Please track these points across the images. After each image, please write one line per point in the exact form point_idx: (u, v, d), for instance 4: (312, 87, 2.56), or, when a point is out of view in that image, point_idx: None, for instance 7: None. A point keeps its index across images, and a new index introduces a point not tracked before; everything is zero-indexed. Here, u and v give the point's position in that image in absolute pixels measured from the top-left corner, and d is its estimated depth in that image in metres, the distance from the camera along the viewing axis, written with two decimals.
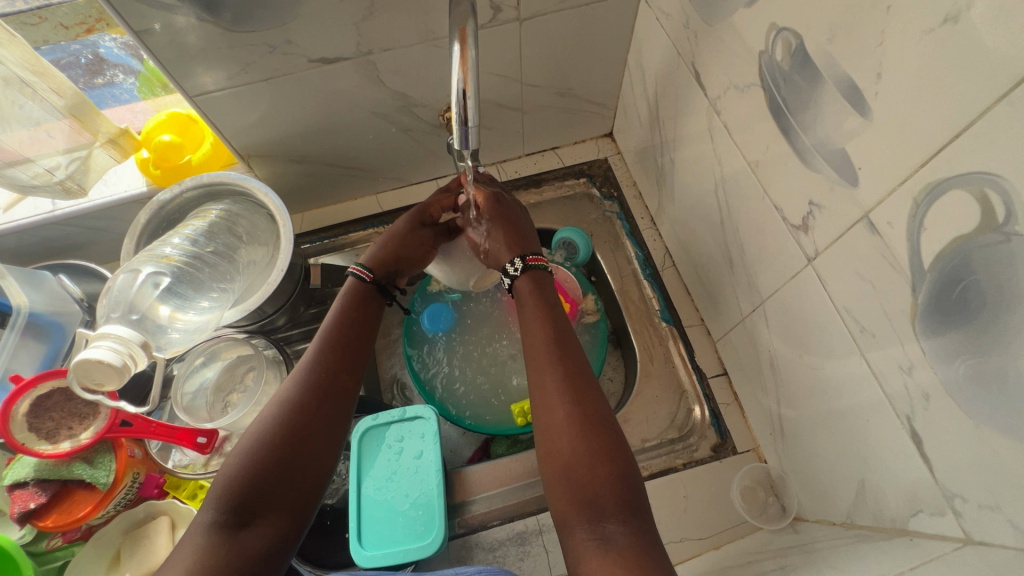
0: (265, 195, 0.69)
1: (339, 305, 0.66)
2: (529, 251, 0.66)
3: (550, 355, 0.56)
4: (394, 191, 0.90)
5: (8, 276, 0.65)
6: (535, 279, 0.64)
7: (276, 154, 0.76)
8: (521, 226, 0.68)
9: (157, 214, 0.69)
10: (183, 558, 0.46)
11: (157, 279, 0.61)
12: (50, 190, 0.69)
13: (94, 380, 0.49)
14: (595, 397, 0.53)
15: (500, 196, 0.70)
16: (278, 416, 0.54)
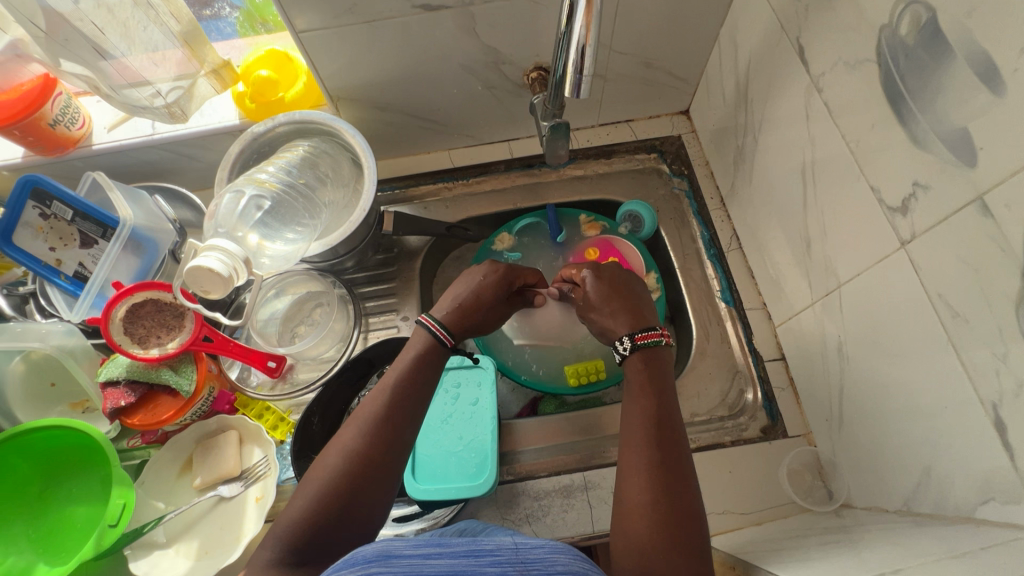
0: (352, 136, 0.72)
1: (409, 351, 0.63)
2: (639, 328, 0.64)
3: (648, 434, 0.54)
4: (466, 149, 0.92)
5: (114, 189, 0.70)
6: (643, 359, 0.61)
7: (363, 100, 0.78)
8: (632, 297, 0.69)
9: (251, 145, 0.72)
10: None
11: (259, 202, 0.66)
12: (156, 112, 0.73)
13: (202, 287, 0.52)
14: (684, 486, 0.50)
15: (609, 270, 0.72)
16: (345, 464, 0.53)
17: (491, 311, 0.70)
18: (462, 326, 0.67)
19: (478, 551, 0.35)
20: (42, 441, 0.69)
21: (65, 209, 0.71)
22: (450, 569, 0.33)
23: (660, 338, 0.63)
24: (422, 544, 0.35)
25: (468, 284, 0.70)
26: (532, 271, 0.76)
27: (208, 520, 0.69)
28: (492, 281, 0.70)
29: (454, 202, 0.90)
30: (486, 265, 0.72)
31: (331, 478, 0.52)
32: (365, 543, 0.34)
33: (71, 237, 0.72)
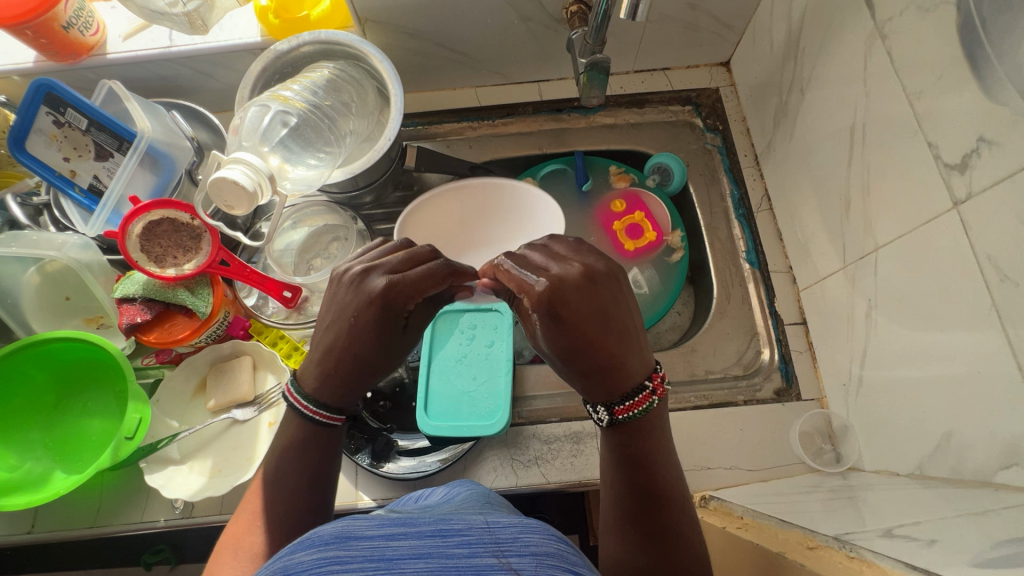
0: (379, 61, 0.69)
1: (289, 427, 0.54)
2: (617, 394, 0.48)
3: (634, 495, 0.49)
4: (494, 87, 0.88)
5: (131, 99, 0.67)
6: (627, 431, 0.49)
7: (391, 24, 0.74)
8: (608, 342, 0.46)
9: (273, 64, 0.69)
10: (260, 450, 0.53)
11: (283, 118, 0.63)
12: (176, 20, 0.70)
13: (226, 201, 0.51)
14: (678, 545, 0.47)
15: (571, 301, 0.45)
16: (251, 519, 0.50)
17: (381, 353, 0.52)
18: (347, 384, 0.52)
19: (446, 531, 0.33)
20: (58, 354, 0.69)
21: (80, 117, 0.68)
22: (412, 551, 0.31)
23: (651, 402, 0.48)
24: (387, 526, 0.33)
25: (347, 329, 0.50)
26: (433, 277, 0.50)
27: (221, 440, 0.69)
28: (371, 317, 0.50)
29: (478, 142, 0.87)
30: (362, 293, 0.50)
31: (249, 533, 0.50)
32: (326, 522, 0.32)
33: (86, 147, 0.70)
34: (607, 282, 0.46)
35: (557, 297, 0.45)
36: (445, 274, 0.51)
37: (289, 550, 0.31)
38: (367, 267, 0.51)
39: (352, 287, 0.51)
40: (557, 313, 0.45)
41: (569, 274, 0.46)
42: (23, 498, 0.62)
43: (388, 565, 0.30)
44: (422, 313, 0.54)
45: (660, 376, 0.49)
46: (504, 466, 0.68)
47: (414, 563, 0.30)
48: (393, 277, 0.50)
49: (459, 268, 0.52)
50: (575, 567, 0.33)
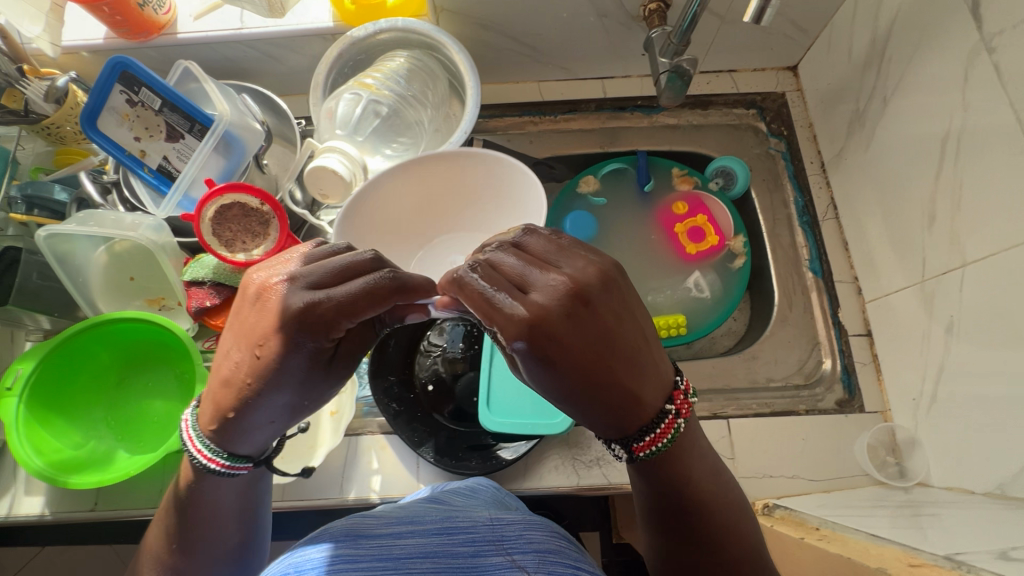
0: (456, 52, 0.68)
1: (184, 483, 0.51)
2: (640, 425, 0.44)
3: (669, 514, 0.47)
4: (557, 83, 0.87)
5: (209, 81, 0.66)
6: (655, 463, 0.45)
7: (466, 14, 0.73)
8: (604, 375, 0.42)
9: (349, 50, 0.69)
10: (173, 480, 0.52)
11: (376, 109, 0.65)
12: (256, 4, 0.69)
13: None
14: (711, 562, 0.46)
15: (555, 330, 0.41)
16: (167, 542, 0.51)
17: (304, 386, 0.48)
18: (265, 422, 0.48)
19: (450, 529, 0.41)
20: (119, 333, 0.68)
21: (154, 97, 0.68)
22: (418, 550, 0.39)
23: (677, 427, 0.44)
24: (395, 527, 0.42)
25: (258, 363, 0.46)
26: (358, 298, 0.46)
27: None
28: (283, 352, 0.46)
29: (539, 137, 0.86)
30: (268, 330, 0.46)
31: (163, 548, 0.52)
32: (341, 518, 0.42)
33: (158, 128, 0.69)
34: (601, 306, 0.42)
35: (536, 330, 0.41)
36: (388, 299, 0.47)
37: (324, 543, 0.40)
38: (276, 291, 0.48)
39: (262, 317, 0.47)
40: (543, 345, 0.41)
41: (540, 300, 0.42)
42: (91, 475, 0.62)
43: (397, 561, 0.38)
44: (352, 338, 0.51)
45: (683, 395, 0.45)
46: (566, 465, 0.68)
47: (421, 560, 0.39)
48: (301, 306, 0.46)
49: (406, 285, 0.47)
50: (571, 558, 0.41)
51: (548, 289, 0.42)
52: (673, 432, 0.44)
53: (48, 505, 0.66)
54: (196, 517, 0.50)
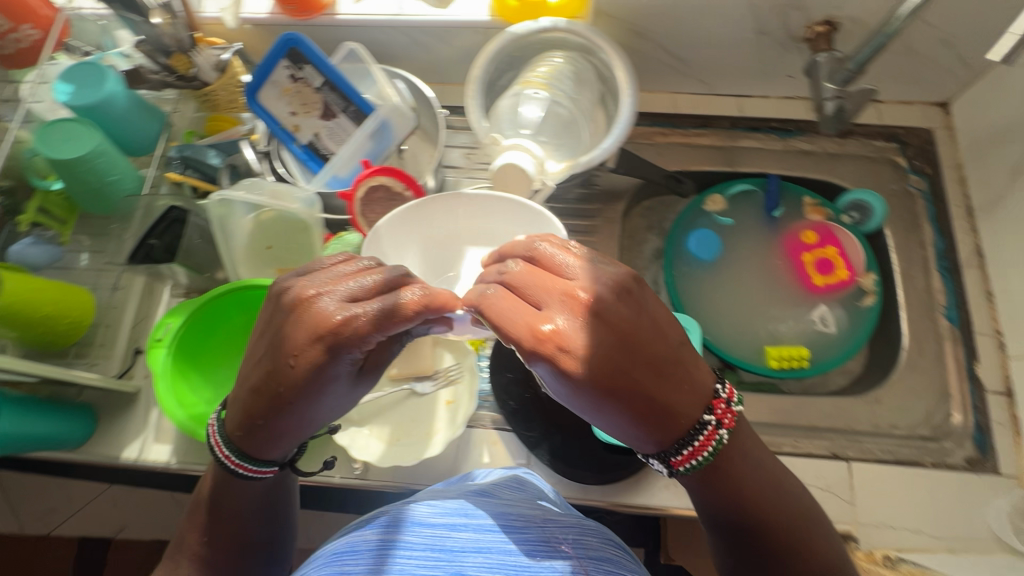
0: (615, 58, 0.68)
1: (210, 485, 0.55)
2: (675, 441, 0.45)
3: (722, 515, 0.48)
4: (692, 96, 0.85)
5: (376, 65, 0.69)
6: (698, 475, 0.46)
7: (623, 20, 0.73)
8: (633, 397, 0.43)
9: (506, 46, 0.69)
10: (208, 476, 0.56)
11: (558, 112, 0.67)
12: None
13: None
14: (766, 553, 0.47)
15: (577, 342, 0.42)
16: (204, 536, 0.55)
17: (337, 395, 0.50)
18: (298, 428, 0.51)
19: (504, 525, 0.38)
20: (253, 299, 0.70)
21: (316, 75, 0.70)
22: (473, 544, 0.36)
23: (719, 437, 0.45)
24: (446, 514, 0.38)
25: (281, 378, 0.48)
26: (385, 313, 0.47)
27: (399, 409, 0.70)
28: (317, 367, 0.47)
29: (667, 149, 0.84)
30: (302, 341, 0.47)
31: (200, 540, 0.55)
32: (393, 507, 0.40)
33: (314, 105, 0.71)
34: (618, 317, 0.43)
35: (554, 348, 0.42)
36: (420, 314, 0.48)
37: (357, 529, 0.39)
38: (308, 304, 0.48)
39: (288, 332, 0.47)
40: (569, 359, 0.42)
41: (564, 320, 0.43)
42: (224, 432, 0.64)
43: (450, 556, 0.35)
44: (380, 350, 0.51)
45: (724, 404, 0.45)
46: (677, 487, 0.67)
47: (475, 555, 0.36)
48: (321, 320, 0.47)
49: (433, 300, 0.48)
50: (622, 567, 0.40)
51: (560, 296, 0.44)
52: (701, 441, 0.45)
53: (174, 455, 0.69)
54: (228, 514, 0.55)
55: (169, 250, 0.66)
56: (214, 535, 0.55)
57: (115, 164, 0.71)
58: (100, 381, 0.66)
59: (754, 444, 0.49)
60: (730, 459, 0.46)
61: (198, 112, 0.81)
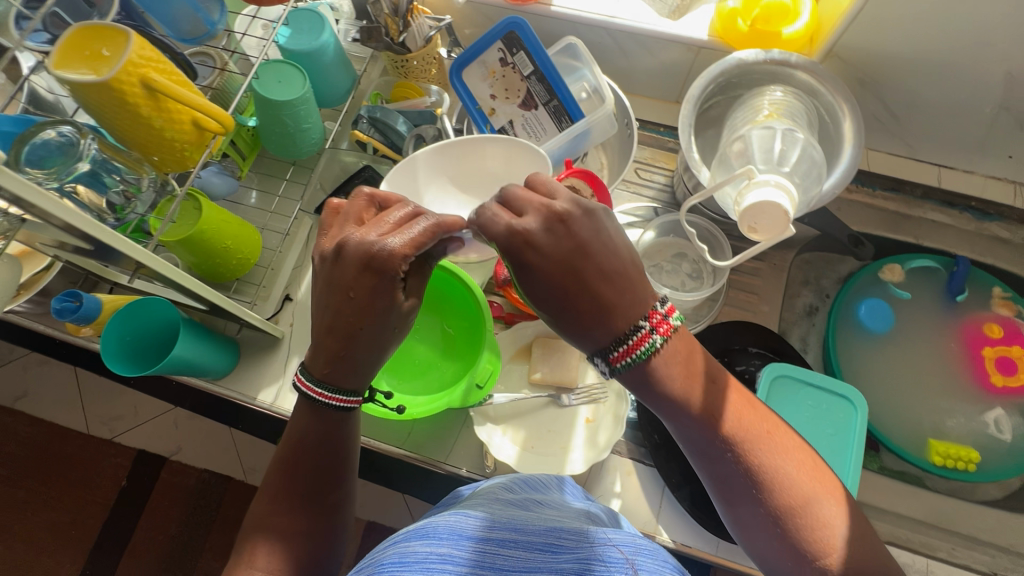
0: (846, 104, 0.63)
1: (292, 442, 0.52)
2: (612, 339, 0.43)
3: (705, 442, 0.44)
4: (887, 156, 0.80)
5: (597, 65, 0.68)
6: (643, 376, 0.44)
7: (853, 65, 0.69)
8: (580, 299, 0.42)
9: (729, 70, 0.66)
10: (288, 438, 0.52)
11: (813, 154, 0.52)
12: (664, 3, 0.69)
13: (758, 220, 0.48)
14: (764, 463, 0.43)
15: (531, 242, 0.42)
16: (290, 500, 0.51)
17: (400, 318, 0.48)
18: (371, 355, 0.49)
19: (553, 545, 0.35)
20: None
21: (527, 63, 0.68)
22: (524, 566, 0.33)
23: (653, 340, 0.43)
24: (489, 527, 0.35)
25: (337, 301, 0.47)
26: (417, 239, 0.46)
27: (536, 415, 0.69)
28: (372, 292, 0.46)
29: (850, 206, 0.79)
30: (355, 273, 0.46)
31: (291, 511, 0.51)
32: (437, 518, 0.36)
33: (516, 92, 0.70)
34: (582, 228, 0.42)
35: (516, 249, 0.42)
36: (436, 233, 0.46)
37: (400, 539, 0.35)
38: (343, 245, 0.46)
39: (330, 272, 0.47)
40: (517, 254, 0.42)
41: (529, 220, 0.43)
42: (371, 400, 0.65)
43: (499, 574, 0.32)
44: (416, 277, 0.50)
45: (661, 313, 0.43)
46: None
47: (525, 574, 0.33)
48: (349, 239, 0.46)
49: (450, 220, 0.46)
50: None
51: (539, 211, 0.43)
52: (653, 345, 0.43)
53: None
54: (307, 469, 0.52)
55: None
56: (294, 500, 0.51)
57: (311, 117, 0.70)
58: (259, 321, 0.66)
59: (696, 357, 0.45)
60: (682, 379, 0.44)
61: (385, 75, 0.81)
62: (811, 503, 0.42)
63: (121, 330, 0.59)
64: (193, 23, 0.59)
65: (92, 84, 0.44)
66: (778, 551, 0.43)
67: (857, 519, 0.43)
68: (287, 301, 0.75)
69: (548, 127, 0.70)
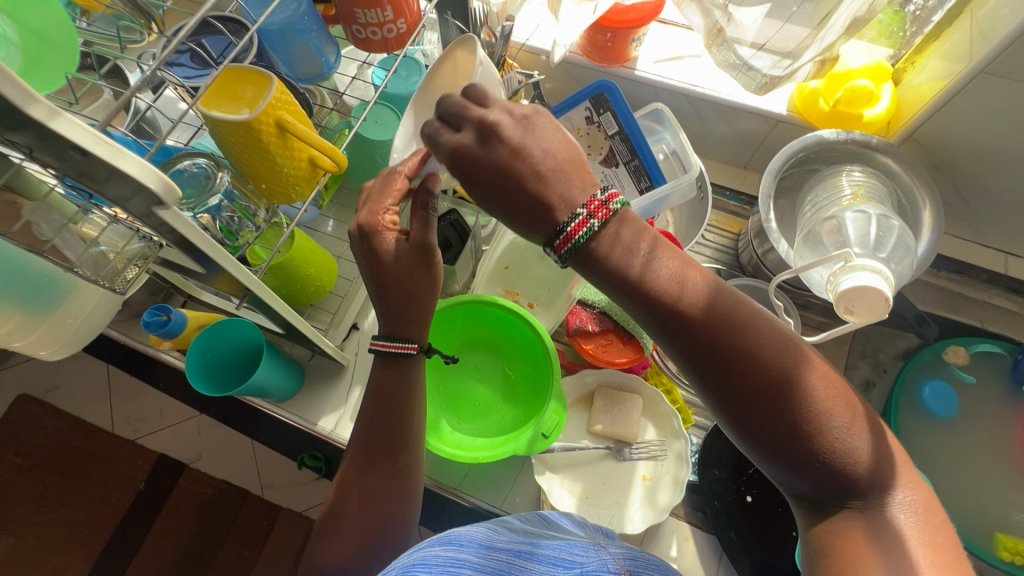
0: (926, 189, 0.65)
1: (362, 428, 0.56)
2: (551, 230, 0.41)
3: (670, 314, 0.40)
4: (954, 240, 0.80)
5: (683, 131, 0.70)
6: (594, 257, 0.41)
7: (928, 150, 0.71)
8: (520, 199, 0.42)
9: (809, 146, 0.68)
10: (359, 430, 0.56)
11: (906, 242, 0.57)
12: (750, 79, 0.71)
13: (858, 302, 0.48)
14: (736, 332, 0.40)
15: (471, 161, 0.43)
16: (359, 494, 0.54)
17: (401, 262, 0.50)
18: (400, 295, 0.51)
19: (562, 559, 0.39)
20: (482, 314, 0.73)
21: (613, 123, 0.71)
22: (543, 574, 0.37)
23: (591, 225, 0.40)
24: (515, 544, 0.39)
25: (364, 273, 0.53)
26: (395, 191, 0.50)
27: (592, 467, 0.68)
28: (376, 249, 0.50)
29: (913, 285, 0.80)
30: (360, 245, 0.52)
31: (361, 516, 0.52)
32: (457, 531, 0.40)
33: (599, 149, 0.72)
34: (508, 130, 0.42)
35: (459, 163, 0.44)
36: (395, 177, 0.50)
37: (421, 545, 0.37)
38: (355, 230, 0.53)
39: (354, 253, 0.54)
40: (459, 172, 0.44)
41: (465, 136, 0.44)
42: (436, 439, 0.66)
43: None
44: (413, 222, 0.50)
45: (598, 198, 0.40)
46: None
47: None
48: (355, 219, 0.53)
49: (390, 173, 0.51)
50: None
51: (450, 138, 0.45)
52: (586, 235, 0.40)
53: None
54: (382, 434, 0.55)
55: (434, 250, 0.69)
56: (376, 468, 0.54)
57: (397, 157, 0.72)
58: (332, 349, 0.68)
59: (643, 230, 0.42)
60: (638, 262, 0.41)
61: None
62: (795, 380, 0.38)
63: (202, 347, 0.60)
64: (308, 64, 0.62)
65: (234, 123, 0.46)
66: (776, 437, 0.39)
67: (850, 401, 0.39)
68: (352, 329, 0.76)
69: (626, 186, 0.71)
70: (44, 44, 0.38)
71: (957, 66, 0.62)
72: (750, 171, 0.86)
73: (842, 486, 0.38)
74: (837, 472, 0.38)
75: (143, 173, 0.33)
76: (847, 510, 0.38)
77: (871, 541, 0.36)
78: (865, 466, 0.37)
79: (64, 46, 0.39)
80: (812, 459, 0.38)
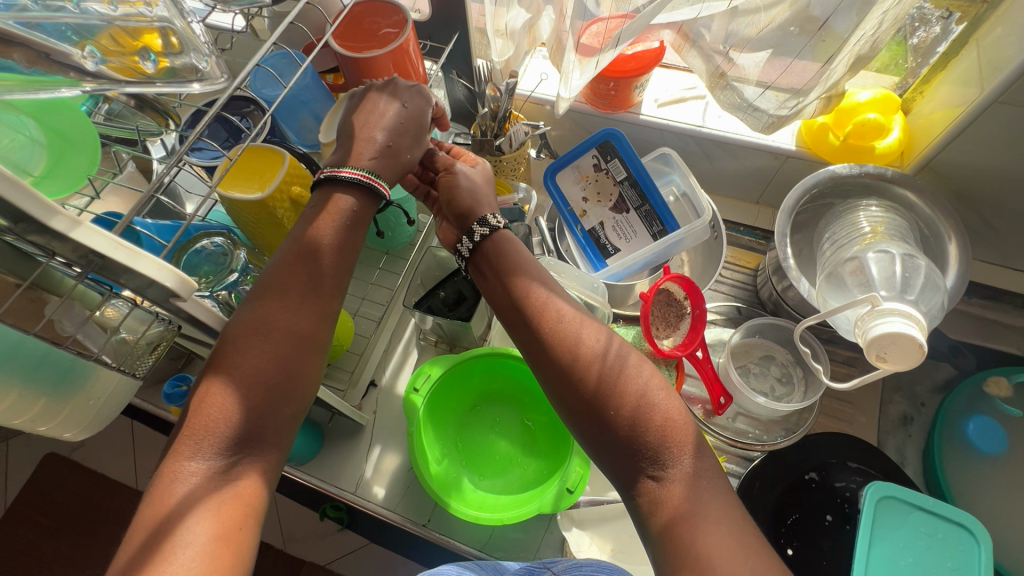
0: (945, 223, 0.63)
1: (278, 264, 0.46)
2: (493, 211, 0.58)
3: (523, 310, 0.51)
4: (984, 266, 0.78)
5: (692, 174, 0.70)
6: (484, 259, 0.55)
7: (946, 178, 0.69)
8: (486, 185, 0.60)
9: (826, 181, 0.67)
10: (273, 275, 0.46)
11: (935, 280, 0.56)
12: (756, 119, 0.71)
13: (892, 349, 0.47)
14: (577, 330, 0.49)
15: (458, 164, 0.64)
16: (261, 347, 0.43)
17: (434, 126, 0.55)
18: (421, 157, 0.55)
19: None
20: (499, 365, 0.72)
21: (621, 169, 0.71)
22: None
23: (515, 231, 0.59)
24: None
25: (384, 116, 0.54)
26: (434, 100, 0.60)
27: (622, 519, 0.66)
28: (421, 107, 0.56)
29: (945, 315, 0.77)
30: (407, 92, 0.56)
31: (254, 376, 0.42)
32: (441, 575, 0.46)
33: (608, 196, 0.72)
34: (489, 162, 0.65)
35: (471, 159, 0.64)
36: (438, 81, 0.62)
37: None
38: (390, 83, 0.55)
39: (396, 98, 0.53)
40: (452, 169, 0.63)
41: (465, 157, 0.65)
42: (458, 501, 0.62)
43: None
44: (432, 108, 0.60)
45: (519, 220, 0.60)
46: None
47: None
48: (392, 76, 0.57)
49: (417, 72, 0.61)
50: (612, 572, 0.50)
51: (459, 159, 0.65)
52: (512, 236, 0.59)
53: (388, 501, 0.69)
54: (330, 264, 0.48)
55: (447, 304, 0.70)
56: (305, 303, 0.46)
57: (401, 227, 0.72)
58: (350, 411, 0.67)
59: (516, 263, 0.54)
60: (512, 264, 0.53)
61: None
62: (616, 371, 0.46)
63: None
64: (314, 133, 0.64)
65: (248, 202, 0.47)
66: (594, 422, 0.46)
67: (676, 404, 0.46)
68: (371, 387, 0.75)
69: (639, 230, 0.71)
70: (66, 144, 0.40)
71: (970, 93, 0.61)
72: (763, 205, 0.85)
73: (645, 465, 0.43)
74: (645, 455, 0.43)
75: (161, 272, 0.34)
76: (655, 486, 0.43)
77: (677, 524, 0.41)
78: (666, 447, 0.43)
79: (85, 145, 0.41)
80: (622, 435, 0.44)
